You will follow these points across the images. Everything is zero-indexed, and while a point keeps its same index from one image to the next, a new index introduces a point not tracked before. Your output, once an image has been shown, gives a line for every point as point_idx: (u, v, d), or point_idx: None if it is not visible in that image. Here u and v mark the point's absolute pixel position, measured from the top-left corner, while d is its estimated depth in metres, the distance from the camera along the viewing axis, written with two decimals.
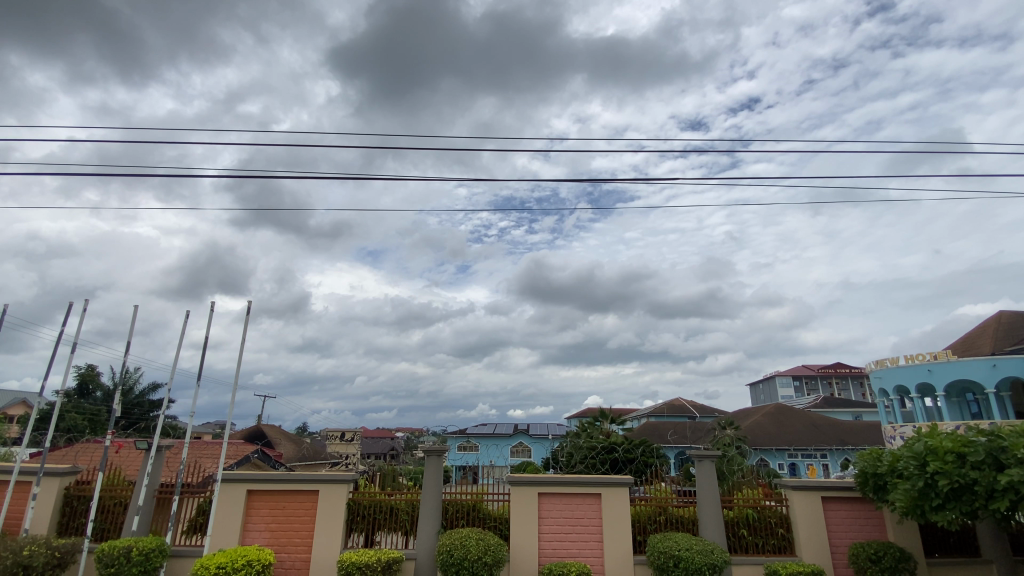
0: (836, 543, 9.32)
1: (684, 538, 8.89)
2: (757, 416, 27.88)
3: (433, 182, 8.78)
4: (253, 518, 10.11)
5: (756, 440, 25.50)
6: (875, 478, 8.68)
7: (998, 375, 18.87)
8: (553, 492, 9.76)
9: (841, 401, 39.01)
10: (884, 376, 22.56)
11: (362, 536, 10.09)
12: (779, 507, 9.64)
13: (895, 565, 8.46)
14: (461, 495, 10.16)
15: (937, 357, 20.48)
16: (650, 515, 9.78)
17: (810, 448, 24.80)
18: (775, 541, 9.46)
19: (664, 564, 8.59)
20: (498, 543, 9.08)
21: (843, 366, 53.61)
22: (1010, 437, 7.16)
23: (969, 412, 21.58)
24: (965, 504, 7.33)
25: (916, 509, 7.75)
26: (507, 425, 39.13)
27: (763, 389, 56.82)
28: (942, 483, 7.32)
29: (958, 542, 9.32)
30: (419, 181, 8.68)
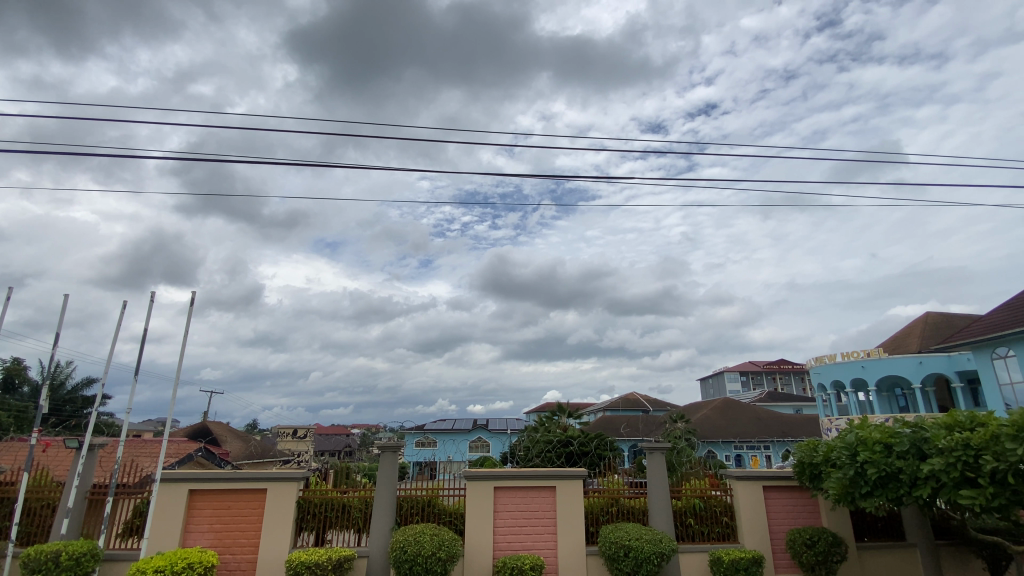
0: (775, 530, 9.82)
1: (635, 528, 9.14)
2: (706, 409, 29.06)
3: (396, 172, 8.67)
4: (194, 519, 9.64)
5: (705, 432, 26.57)
6: (810, 468, 9.21)
7: (924, 371, 20.37)
8: (508, 486, 9.81)
9: (783, 395, 41.21)
10: (822, 372, 23.95)
11: (312, 535, 9.81)
12: (724, 496, 10.07)
13: (827, 549, 9.00)
14: (417, 491, 10.05)
15: (869, 354, 21.93)
16: (603, 506, 10.00)
17: (754, 439, 26.14)
18: (719, 529, 9.87)
19: (615, 554, 8.81)
20: (452, 538, 9.03)
21: (786, 362, 56.53)
22: (933, 429, 7.69)
23: (896, 406, 23.24)
24: (892, 491, 7.83)
25: (847, 496, 8.27)
26: (465, 420, 39.09)
27: (714, 384, 59.19)
28: (871, 471, 7.85)
29: (885, 527, 10.02)
30: (380, 170, 8.56)
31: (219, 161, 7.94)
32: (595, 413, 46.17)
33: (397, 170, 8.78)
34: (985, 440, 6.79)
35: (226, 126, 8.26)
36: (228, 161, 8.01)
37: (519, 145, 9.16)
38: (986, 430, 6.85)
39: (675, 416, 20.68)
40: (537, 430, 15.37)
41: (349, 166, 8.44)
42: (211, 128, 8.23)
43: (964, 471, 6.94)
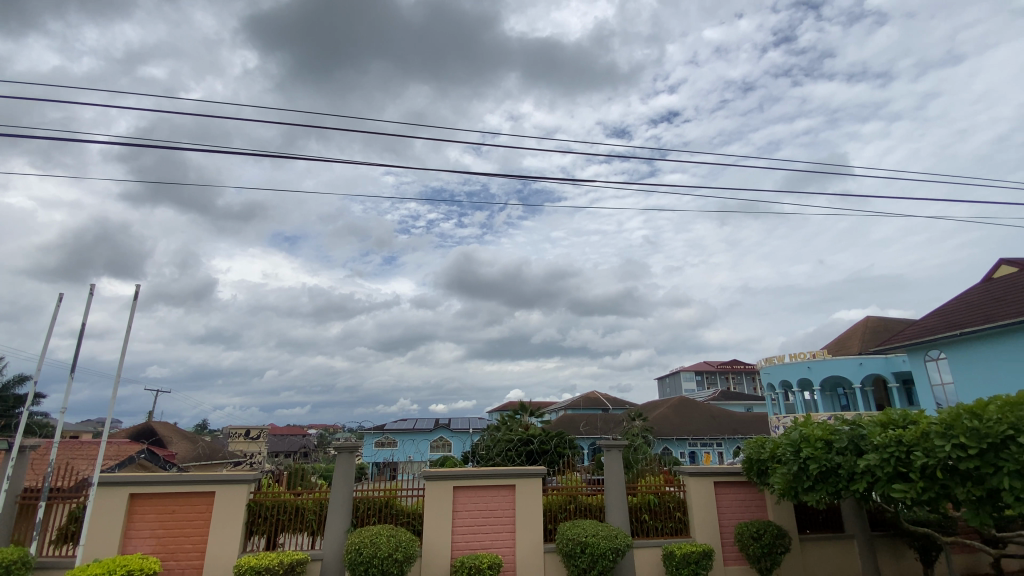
0: (725, 524, 10.21)
1: (592, 524, 9.30)
2: (663, 408, 29.90)
3: (360, 166, 8.49)
4: (135, 525, 9.15)
5: (661, 429, 27.32)
6: (758, 464, 9.62)
7: (863, 372, 21.70)
8: (467, 485, 9.78)
9: (735, 394, 42.95)
10: (771, 372, 25.05)
11: (263, 539, 9.47)
12: (676, 492, 10.39)
13: (772, 542, 9.42)
14: (374, 492, 9.88)
15: (815, 356, 23.10)
16: (561, 503, 10.13)
17: (708, 436, 27.08)
18: (672, 523, 10.17)
19: (572, 551, 8.92)
20: (410, 539, 8.93)
21: (739, 362, 58.83)
22: (869, 426, 8.18)
23: (838, 404, 24.63)
24: (831, 485, 8.26)
25: (791, 490, 8.70)
26: (427, 419, 38.68)
27: (670, 383, 60.98)
28: (813, 466, 8.28)
29: (826, 519, 10.59)
30: (344, 163, 8.37)
31: (171, 149, 7.56)
32: (556, 412, 46.66)
33: (361, 164, 8.60)
34: (916, 437, 7.25)
35: (179, 112, 7.87)
36: (181, 149, 7.65)
37: (487, 144, 9.18)
38: (917, 428, 7.31)
39: (633, 414, 21.16)
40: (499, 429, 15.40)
41: (312, 158, 8.23)
42: (164, 114, 7.84)
43: (897, 466, 7.37)
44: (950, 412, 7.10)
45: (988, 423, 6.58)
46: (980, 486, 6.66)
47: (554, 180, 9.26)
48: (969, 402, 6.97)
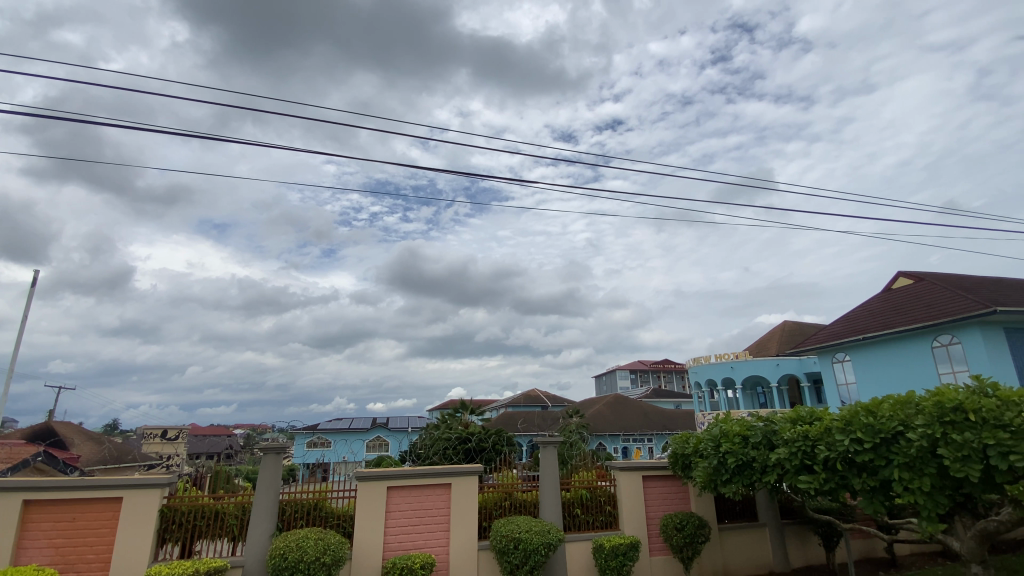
0: (651, 517, 10.69)
1: (525, 521, 9.44)
2: (599, 405, 30.90)
3: (298, 152, 8.25)
4: (29, 534, 8.25)
5: (597, 426, 28.21)
6: (683, 458, 10.19)
7: (779, 371, 23.49)
8: (401, 485, 9.62)
9: (666, 392, 45.05)
10: (698, 372, 26.48)
11: (178, 547, 8.83)
12: (607, 487, 10.77)
13: (694, 532, 9.96)
14: (303, 494, 9.47)
15: (738, 356, 24.68)
16: (496, 500, 10.21)
17: (641, 433, 28.26)
18: (603, 517, 10.53)
19: (505, 547, 9.01)
20: (339, 541, 8.67)
21: (670, 362, 61.78)
22: (780, 422, 8.87)
23: (757, 402, 26.48)
24: (746, 477, 8.86)
25: (711, 483, 9.28)
26: (364, 419, 37.60)
27: (607, 381, 62.94)
28: (731, 460, 8.89)
29: (742, 509, 11.35)
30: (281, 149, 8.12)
31: (84, 121, 7.02)
32: (497, 410, 46.86)
33: (299, 151, 8.33)
34: (820, 433, 7.95)
35: (97, 83, 7.34)
36: (98, 123, 7.13)
37: (433, 139, 9.23)
38: (821, 424, 8.02)
39: (571, 412, 21.71)
40: (437, 428, 15.27)
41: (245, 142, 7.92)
42: (78, 85, 7.29)
43: (803, 459, 8.03)
44: (850, 410, 7.83)
45: (881, 420, 7.30)
46: (874, 477, 7.35)
47: (499, 179, 9.48)
48: (865, 401, 7.72)
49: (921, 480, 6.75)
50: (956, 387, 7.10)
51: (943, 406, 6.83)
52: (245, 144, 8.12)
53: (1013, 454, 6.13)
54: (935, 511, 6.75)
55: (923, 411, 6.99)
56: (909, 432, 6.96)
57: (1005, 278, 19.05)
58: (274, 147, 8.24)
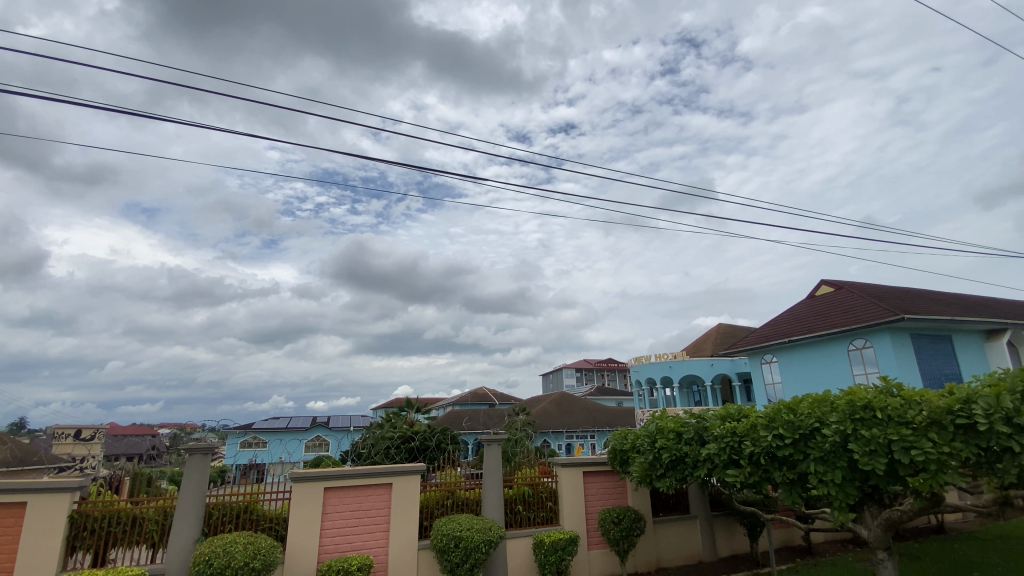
0: (590, 511, 10.98)
1: (467, 518, 9.43)
2: (545, 403, 31.38)
3: (239, 135, 7.97)
4: None
5: (542, 424, 28.64)
6: (621, 453, 10.53)
7: (713, 371, 24.77)
8: (340, 486, 9.34)
9: (609, 389, 46.45)
10: (639, 371, 27.45)
11: (89, 555, 8.14)
12: (550, 483, 10.97)
13: (630, 525, 10.30)
14: (232, 497, 8.99)
15: (676, 356, 25.82)
16: (438, 499, 10.13)
17: (584, 430, 28.97)
18: (544, 513, 10.70)
19: (445, 545, 8.94)
20: (271, 545, 8.30)
21: (614, 361, 63.74)
22: (711, 419, 9.35)
23: (693, 400, 27.84)
24: (679, 471, 9.28)
25: (647, 477, 9.65)
26: (304, 418, 36.20)
27: (553, 379, 64.00)
28: (665, 455, 9.29)
29: (676, 502, 11.87)
30: (221, 132, 7.82)
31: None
32: (443, 407, 46.51)
33: (241, 134, 8.05)
34: (746, 429, 8.46)
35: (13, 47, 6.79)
36: (12, 92, 6.59)
37: (384, 131, 9.16)
38: (747, 421, 8.53)
39: (516, 409, 21.92)
40: (380, 427, 14.95)
41: (180, 121, 7.59)
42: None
43: (731, 454, 8.51)
44: (773, 408, 8.38)
45: (801, 417, 7.87)
46: (793, 470, 7.87)
47: (449, 174, 9.59)
48: (787, 399, 8.30)
49: (834, 473, 7.28)
50: (866, 387, 7.77)
51: (855, 405, 7.46)
52: (182, 124, 7.76)
53: (913, 448, 6.74)
54: (846, 501, 7.29)
55: (837, 409, 7.59)
56: (824, 428, 7.53)
57: (911, 289, 21.06)
58: (214, 129, 7.89)
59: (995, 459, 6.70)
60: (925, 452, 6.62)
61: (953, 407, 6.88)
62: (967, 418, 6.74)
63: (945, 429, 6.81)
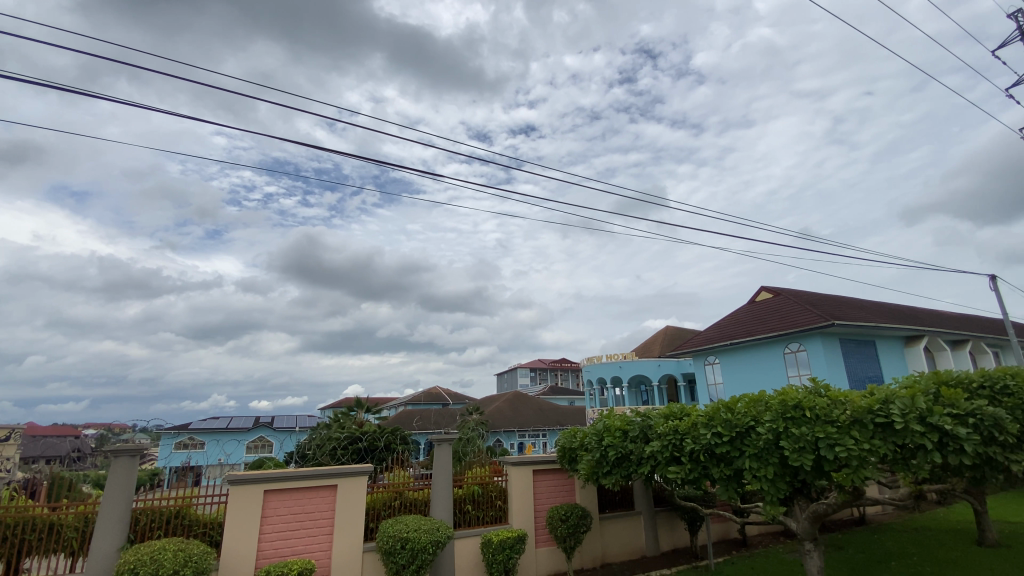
0: (539, 509, 11.09)
1: (415, 519, 9.30)
2: (499, 402, 31.47)
3: (184, 118, 7.43)
4: None
5: (495, 423, 28.69)
6: (569, 452, 10.72)
7: (660, 371, 25.62)
8: (281, 488, 8.97)
9: (562, 389, 47.07)
10: (591, 371, 28.03)
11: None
12: (500, 482, 10.99)
13: (577, 522, 10.47)
14: (162, 501, 8.45)
15: (626, 356, 26.56)
16: (385, 500, 9.94)
17: (536, 429, 29.24)
18: (493, 512, 10.71)
19: (392, 547, 8.77)
20: (204, 552, 7.87)
21: (567, 361, 64.70)
22: (655, 417, 9.67)
23: (641, 399, 28.70)
24: (624, 468, 9.54)
25: (593, 475, 9.87)
26: (246, 418, 34.55)
27: (507, 378, 64.22)
28: (612, 452, 9.53)
29: (621, 499, 12.18)
30: (164, 113, 7.26)
31: None
32: (395, 407, 45.67)
33: (186, 117, 7.52)
34: (687, 427, 8.81)
35: None
36: None
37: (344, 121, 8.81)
38: (689, 420, 8.88)
39: (470, 409, 21.81)
40: (327, 427, 14.51)
41: (116, 100, 6.98)
42: None
43: (672, 451, 8.81)
44: (713, 407, 8.77)
45: (738, 416, 8.29)
46: (729, 466, 8.24)
47: (411, 170, 9.33)
48: (726, 399, 8.71)
49: (766, 468, 7.67)
50: (797, 388, 8.26)
51: (787, 404, 7.93)
52: (118, 102, 7.14)
53: (837, 445, 7.21)
54: (777, 495, 7.68)
55: (771, 408, 8.03)
56: (759, 426, 7.95)
57: (842, 297, 22.58)
58: (154, 110, 7.34)
59: (910, 455, 7.28)
60: (847, 448, 7.10)
61: (873, 407, 7.45)
62: (885, 417, 7.30)
63: (866, 427, 7.35)
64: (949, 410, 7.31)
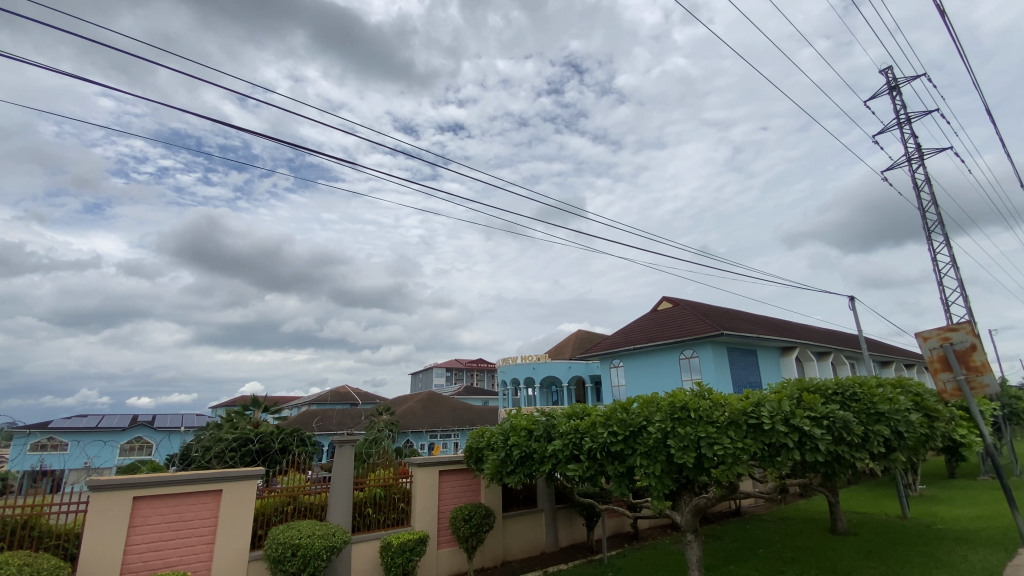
0: (442, 509, 11.02)
1: (309, 525, 8.84)
2: (411, 402, 30.82)
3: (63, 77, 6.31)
4: None
5: (405, 423, 28.04)
6: (476, 451, 10.79)
7: (570, 372, 26.59)
8: (155, 494, 8.10)
9: (477, 388, 47.23)
10: (506, 371, 28.41)
11: None
12: (405, 484, 10.78)
13: (479, 522, 10.54)
14: (5, 510, 7.27)
15: (539, 358, 27.31)
16: (277, 506, 9.33)
17: (446, 429, 28.88)
18: (395, 514, 10.47)
19: (281, 555, 8.25)
20: (56, 565, 6.90)
21: (483, 361, 65.06)
22: (559, 417, 10.03)
23: (551, 399, 29.59)
24: (527, 467, 9.78)
25: (497, 474, 10.01)
26: (122, 416, 30.76)
27: (422, 378, 63.26)
28: (516, 451, 9.75)
29: (525, 497, 12.47)
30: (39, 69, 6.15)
31: None
32: (299, 405, 43.12)
33: (61, 75, 6.27)
34: (587, 426, 9.23)
35: None
36: None
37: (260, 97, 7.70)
38: (589, 419, 9.30)
39: (380, 409, 21.13)
40: (218, 427, 13.36)
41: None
42: None
43: (572, 449, 9.17)
44: (611, 407, 9.27)
45: (632, 416, 8.84)
46: (622, 463, 8.73)
47: (332, 158, 8.43)
48: (623, 399, 9.24)
49: (654, 465, 8.22)
50: (685, 390, 8.98)
51: (676, 405, 8.60)
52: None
53: (716, 444, 7.93)
54: (662, 490, 8.25)
55: (661, 408, 8.65)
56: (650, 425, 8.53)
57: (732, 309, 24.92)
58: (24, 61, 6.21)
59: (775, 453, 8.18)
60: (724, 446, 7.84)
61: (747, 410, 8.31)
62: (756, 419, 8.17)
63: (740, 427, 8.17)
64: (809, 413, 8.34)
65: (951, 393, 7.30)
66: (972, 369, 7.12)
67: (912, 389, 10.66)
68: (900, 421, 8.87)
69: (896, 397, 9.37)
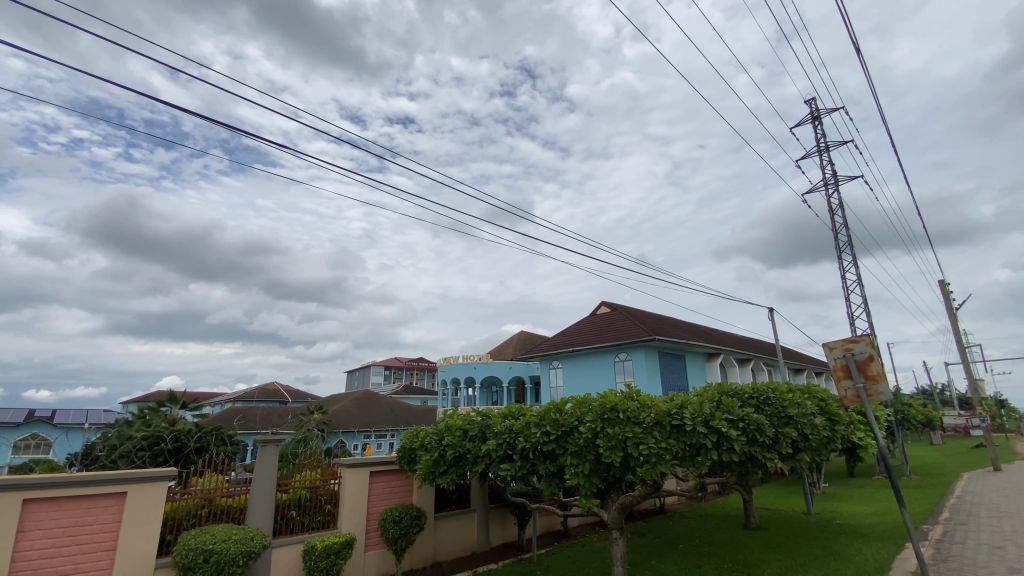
0: (372, 511, 10.77)
1: (225, 529, 8.35)
2: (346, 400, 29.76)
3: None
4: None
5: (338, 423, 27.03)
6: (409, 452, 10.64)
7: (510, 373, 26.82)
8: (50, 496, 7.36)
9: (416, 388, 46.63)
10: (446, 371, 28.20)
11: None
12: (333, 485, 10.43)
13: (410, 523, 10.36)
14: None
15: (481, 358, 27.34)
16: (190, 509, 8.75)
17: (381, 429, 28.19)
18: (320, 517, 10.11)
19: (192, 562, 7.72)
20: None
21: (423, 361, 64.26)
22: (494, 417, 10.10)
23: (490, 399, 29.68)
24: (460, 467, 9.77)
25: (430, 474, 9.92)
26: (13, 411, 27.54)
27: (359, 377, 61.48)
28: (450, 452, 9.71)
29: (457, 498, 12.45)
30: None
31: None
32: (222, 402, 40.53)
33: None
34: (521, 426, 9.35)
35: None
36: None
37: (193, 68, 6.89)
38: (523, 420, 9.43)
39: (311, 408, 20.05)
40: (128, 424, 12.32)
41: None
42: None
43: (505, 449, 9.25)
44: (545, 407, 9.46)
45: (564, 416, 9.07)
46: (553, 463, 8.91)
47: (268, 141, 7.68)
48: (556, 400, 9.46)
49: (583, 465, 8.45)
50: (616, 392, 9.34)
51: (606, 406, 8.91)
52: None
53: (641, 443, 8.29)
54: (590, 489, 8.50)
55: (592, 409, 8.94)
56: (581, 425, 8.78)
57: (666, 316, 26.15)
58: None
59: (695, 453, 8.67)
60: (648, 446, 8.22)
61: (671, 411, 8.77)
62: (679, 420, 8.63)
63: (664, 428, 8.61)
64: (727, 415, 8.93)
65: (851, 399, 8.09)
66: (869, 378, 7.90)
67: (818, 394, 11.65)
68: (806, 423, 9.69)
69: (803, 402, 10.22)
